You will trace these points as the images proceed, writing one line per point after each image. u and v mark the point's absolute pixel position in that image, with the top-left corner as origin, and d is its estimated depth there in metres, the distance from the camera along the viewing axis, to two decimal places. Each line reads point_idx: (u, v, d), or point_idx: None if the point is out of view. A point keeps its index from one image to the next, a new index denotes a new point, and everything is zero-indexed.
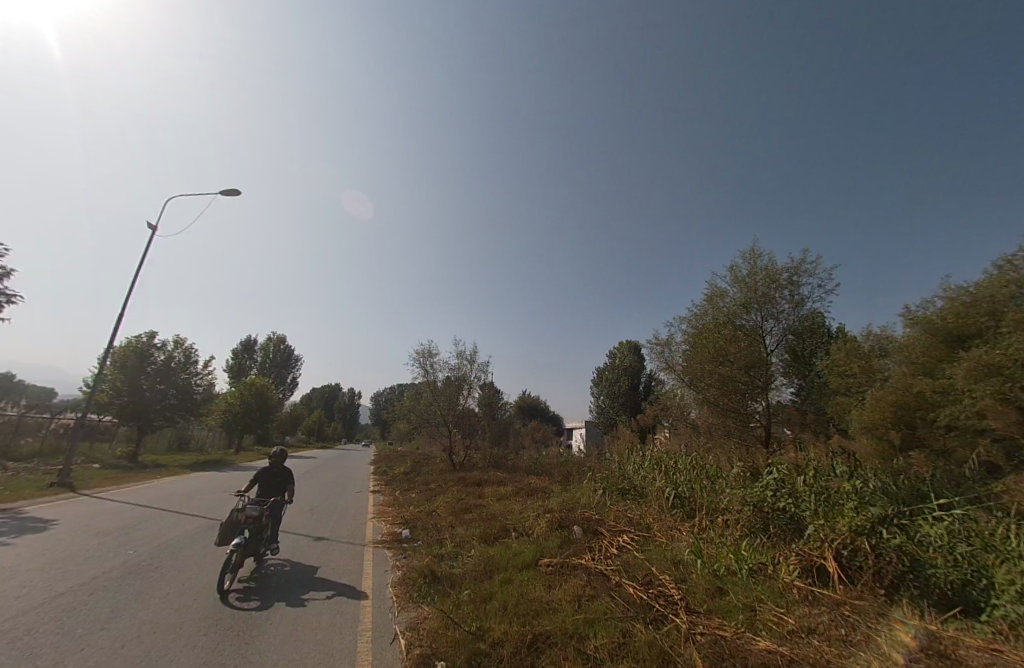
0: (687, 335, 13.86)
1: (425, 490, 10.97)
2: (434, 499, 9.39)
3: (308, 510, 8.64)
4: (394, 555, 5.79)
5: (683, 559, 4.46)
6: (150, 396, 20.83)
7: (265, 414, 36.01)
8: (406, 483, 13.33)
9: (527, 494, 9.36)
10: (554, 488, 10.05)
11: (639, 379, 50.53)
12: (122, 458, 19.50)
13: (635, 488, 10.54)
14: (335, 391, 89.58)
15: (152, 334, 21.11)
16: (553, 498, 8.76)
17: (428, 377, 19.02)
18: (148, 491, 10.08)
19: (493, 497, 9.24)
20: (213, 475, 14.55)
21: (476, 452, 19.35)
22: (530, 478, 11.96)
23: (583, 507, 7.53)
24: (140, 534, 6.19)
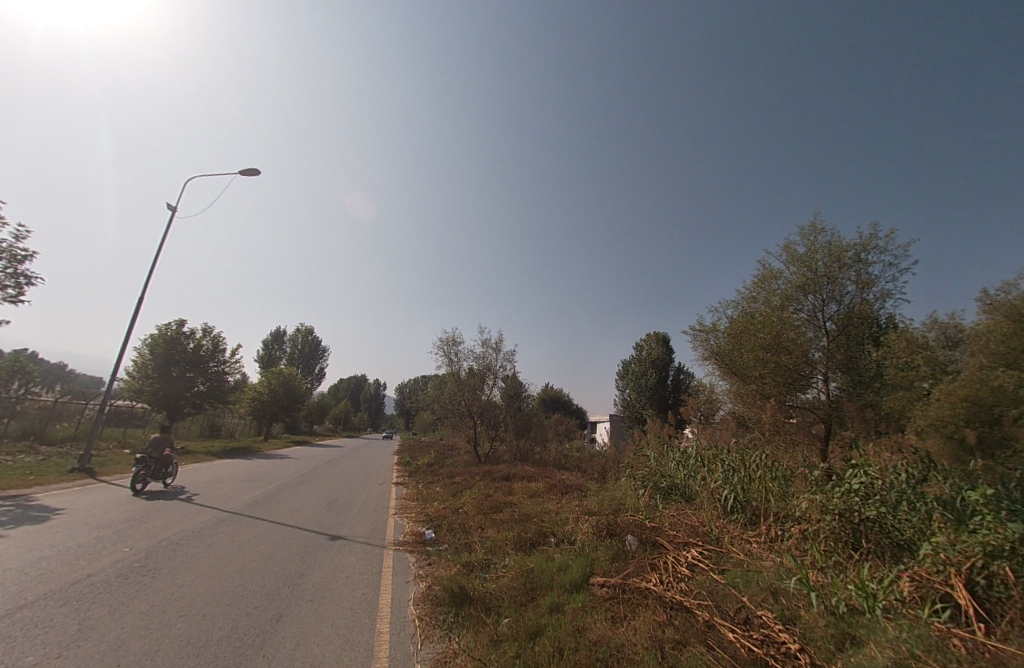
0: (734, 320, 12.62)
1: (450, 484, 10.28)
2: (460, 495, 8.66)
3: (326, 505, 8.06)
4: (417, 561, 5.05)
5: (782, 589, 3.49)
6: (179, 384, 21.08)
7: (293, 403, 36.53)
8: (429, 475, 12.74)
9: (560, 492, 8.48)
10: (590, 485, 9.17)
11: (668, 372, 48.73)
12: (153, 444, 19.80)
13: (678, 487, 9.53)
14: (360, 383, 90.97)
15: (180, 322, 21.34)
16: (588, 498, 7.87)
17: (452, 367, 18.37)
18: (168, 480, 9.80)
19: (523, 495, 8.41)
20: (238, 464, 14.39)
21: (501, 445, 18.61)
22: (561, 474, 11.08)
23: (628, 509, 6.63)
24: (145, 529, 5.70)
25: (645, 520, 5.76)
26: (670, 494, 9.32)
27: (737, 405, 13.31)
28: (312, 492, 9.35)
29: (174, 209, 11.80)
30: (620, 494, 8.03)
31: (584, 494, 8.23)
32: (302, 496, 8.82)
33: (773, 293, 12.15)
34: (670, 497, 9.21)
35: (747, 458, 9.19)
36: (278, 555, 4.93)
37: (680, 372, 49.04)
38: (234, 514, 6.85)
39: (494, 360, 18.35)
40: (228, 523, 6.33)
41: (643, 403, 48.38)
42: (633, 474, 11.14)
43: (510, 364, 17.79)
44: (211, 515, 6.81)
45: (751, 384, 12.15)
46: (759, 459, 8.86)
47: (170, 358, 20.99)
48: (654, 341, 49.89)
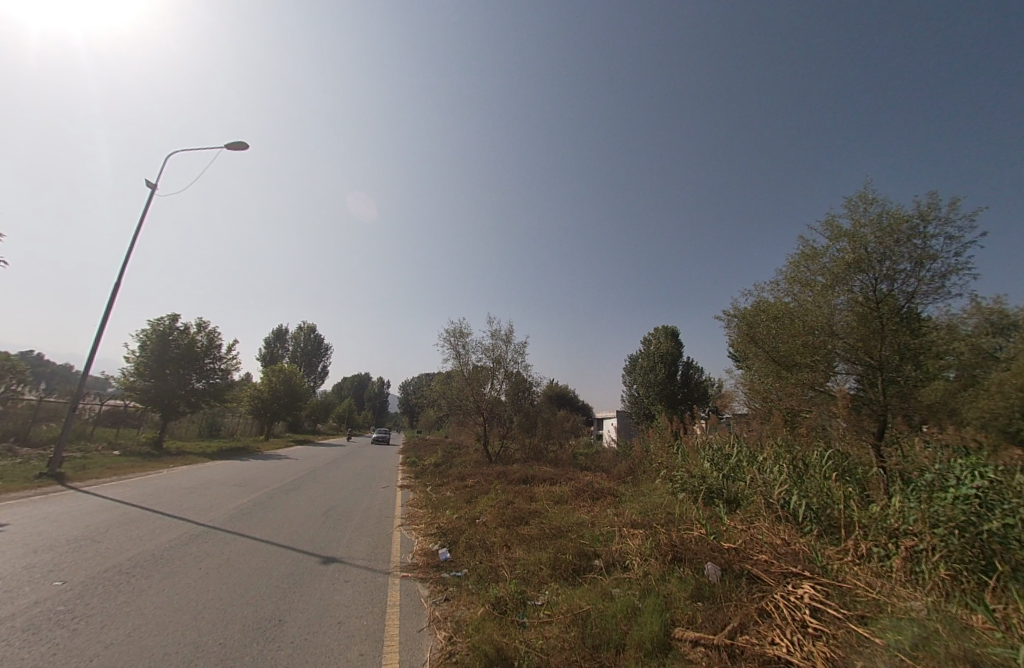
0: (771, 306, 11.54)
1: (462, 488, 9.20)
2: (474, 502, 7.56)
3: (322, 515, 6.99)
4: (432, 595, 3.96)
5: (981, 659, 2.34)
6: (172, 381, 20.06)
7: (294, 402, 35.57)
8: (437, 477, 11.64)
9: (590, 498, 7.36)
10: (621, 489, 8.04)
11: (677, 367, 47.48)
12: (146, 445, 18.86)
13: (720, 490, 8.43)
14: (364, 381, 90.24)
15: (174, 316, 20.37)
16: (625, 505, 6.74)
17: (459, 361, 17.24)
18: (146, 486, 8.76)
19: (548, 502, 7.29)
20: (230, 466, 13.31)
21: (512, 442, 17.52)
22: (585, 475, 9.95)
23: (681, 521, 5.51)
24: (94, 552, 4.61)
25: (714, 538, 4.62)
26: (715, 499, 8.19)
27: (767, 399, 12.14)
28: (310, 499, 8.32)
29: (153, 186, 10.68)
30: (663, 499, 6.96)
31: (619, 499, 7.15)
32: (296, 504, 7.76)
33: (816, 275, 11.03)
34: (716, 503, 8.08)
35: (805, 459, 8.04)
36: (251, 591, 3.81)
37: (689, 366, 47.72)
38: (211, 529, 5.76)
39: (504, 353, 17.17)
40: (200, 541, 5.23)
41: (652, 399, 47.15)
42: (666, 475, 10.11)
43: (522, 357, 16.60)
44: (184, 529, 5.74)
45: (787, 377, 11.05)
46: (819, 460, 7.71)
47: (163, 355, 19.98)
48: (662, 335, 48.50)
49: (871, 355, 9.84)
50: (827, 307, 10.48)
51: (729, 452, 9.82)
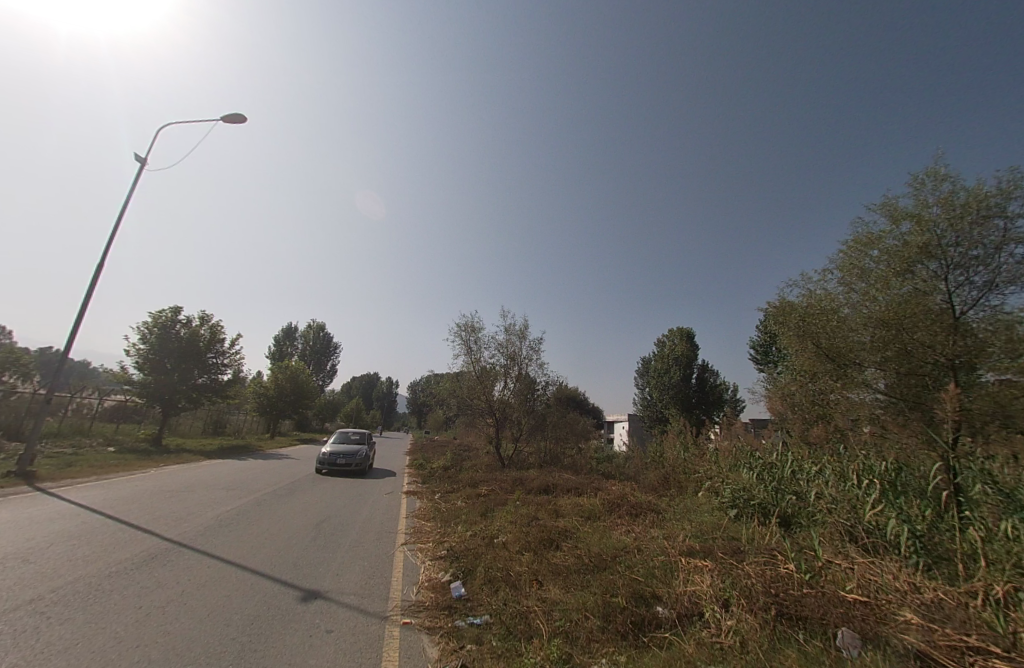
0: (816, 299, 10.45)
1: (475, 497, 8.13)
2: (490, 515, 6.48)
3: (313, 528, 6.01)
4: (442, 656, 2.89)
5: None
6: (172, 375, 19.31)
7: (301, 400, 34.85)
8: (447, 483, 10.57)
9: (627, 514, 6.25)
10: (661, 503, 6.88)
11: (693, 369, 45.83)
12: (144, 442, 18.17)
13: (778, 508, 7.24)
14: (372, 380, 89.76)
15: (176, 308, 19.65)
16: (672, 525, 5.65)
17: (471, 357, 16.19)
18: (123, 488, 7.85)
19: (578, 518, 6.18)
20: (224, 466, 12.37)
21: (526, 446, 16.41)
22: (613, 485, 8.81)
23: (757, 553, 4.34)
24: (16, 578, 3.63)
25: (820, 584, 3.45)
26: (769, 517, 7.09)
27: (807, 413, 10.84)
28: (304, 506, 7.41)
29: (142, 159, 9.80)
30: (718, 518, 5.87)
31: (663, 517, 6.06)
32: (286, 513, 6.83)
33: (874, 263, 9.77)
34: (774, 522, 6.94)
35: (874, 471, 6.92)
36: (194, 651, 2.78)
37: (704, 369, 46.10)
38: (176, 546, 4.79)
39: (519, 350, 16.02)
40: (156, 563, 4.26)
41: (666, 403, 45.59)
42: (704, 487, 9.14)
43: (538, 354, 15.42)
44: (143, 546, 4.75)
45: (827, 380, 9.99)
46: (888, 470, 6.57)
47: (163, 348, 19.24)
48: (677, 336, 46.92)
49: (899, 360, 8.65)
50: (878, 303, 9.29)
51: (778, 462, 8.63)
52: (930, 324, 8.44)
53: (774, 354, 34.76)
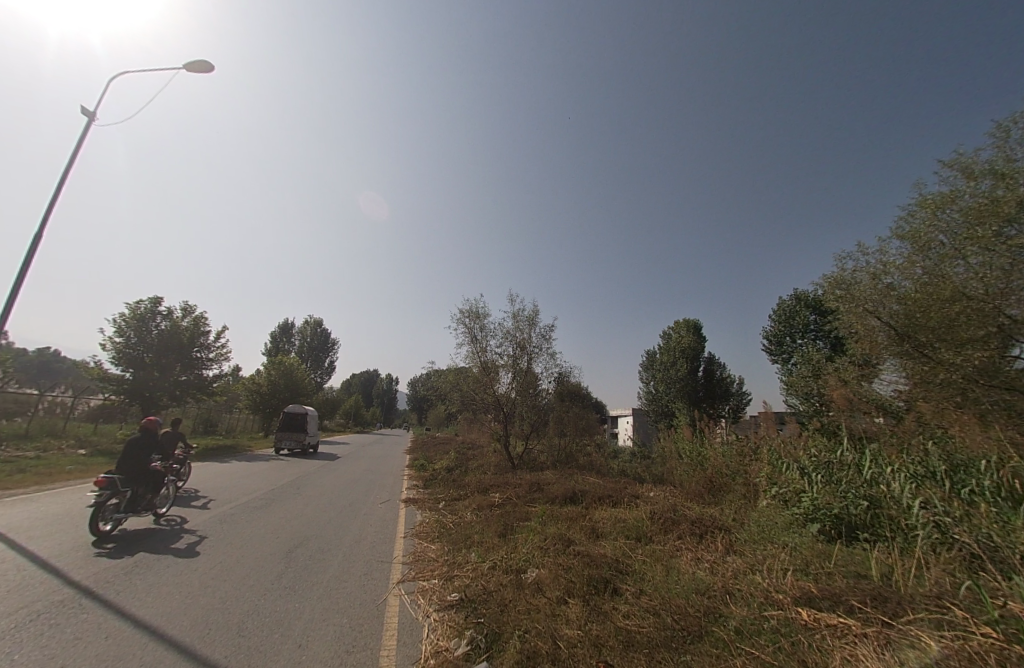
0: (858, 278, 9.61)
1: (488, 509, 6.73)
2: (512, 537, 5.05)
3: (281, 559, 4.59)
4: None
5: None
6: (152, 370, 17.88)
7: (295, 396, 33.43)
8: (452, 488, 9.19)
9: (691, 537, 4.83)
10: (722, 517, 5.50)
11: (701, 361, 44.40)
12: (122, 443, 16.78)
13: (859, 522, 5.71)
14: (372, 377, 88.50)
15: (156, 297, 18.19)
16: (758, 559, 4.23)
17: (476, 346, 14.75)
18: (58, 503, 6.44)
19: (625, 544, 4.74)
20: (201, 471, 10.96)
21: (536, 443, 15.06)
22: (651, 492, 7.40)
23: (919, 616, 2.94)
24: None
25: None
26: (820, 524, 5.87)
27: (840, 402, 9.25)
28: (276, 524, 6.01)
29: (88, 112, 8.30)
30: (794, 544, 4.57)
31: (734, 543, 4.68)
32: (251, 535, 5.43)
33: (943, 237, 8.34)
34: (836, 536, 5.67)
35: (971, 478, 5.58)
36: None
37: (712, 362, 44.75)
38: (77, 600, 3.37)
39: (528, 338, 14.52)
40: (28, 632, 2.85)
41: (673, 396, 44.18)
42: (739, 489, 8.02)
43: (550, 343, 13.93)
44: (28, 599, 3.35)
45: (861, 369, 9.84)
46: (989, 479, 5.21)
47: (142, 342, 17.81)
48: (684, 327, 45.43)
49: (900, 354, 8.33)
50: (902, 285, 8.71)
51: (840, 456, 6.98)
52: (946, 320, 7.52)
53: (787, 344, 33.45)
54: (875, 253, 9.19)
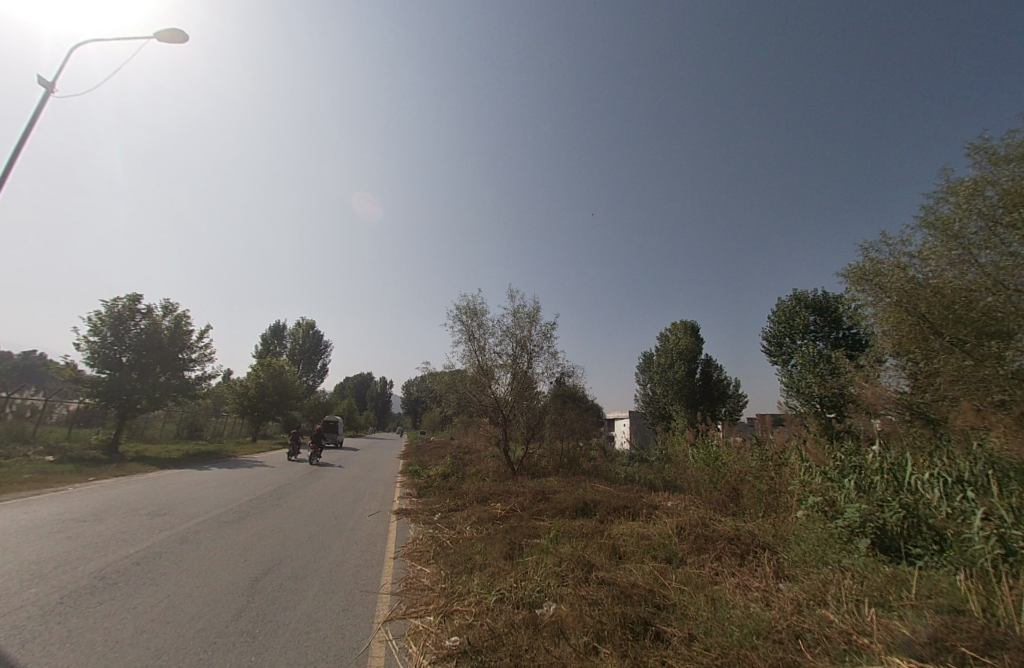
0: (882, 271, 9.12)
1: (490, 523, 5.97)
2: (521, 560, 4.29)
3: (244, 591, 3.81)
4: None
5: None
6: (129, 372, 16.90)
7: (285, 400, 32.41)
8: (449, 497, 8.41)
9: (732, 560, 4.13)
10: (760, 532, 4.81)
11: (698, 363, 43.91)
12: (96, 450, 15.78)
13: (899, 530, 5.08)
14: (365, 380, 87.28)
15: (135, 295, 17.25)
16: (820, 589, 3.53)
17: (472, 345, 14.00)
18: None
19: (656, 571, 4.01)
20: (174, 479, 10.08)
21: (537, 447, 14.28)
22: (670, 502, 6.68)
23: None
24: None
25: None
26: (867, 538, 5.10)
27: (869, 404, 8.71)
28: (244, 543, 5.22)
29: (45, 82, 7.51)
30: (856, 570, 3.88)
31: (785, 567, 3.96)
32: (212, 559, 4.63)
33: (972, 227, 7.85)
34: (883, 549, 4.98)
35: None
36: None
37: (708, 363, 44.32)
38: None
39: (528, 336, 13.79)
40: None
41: (671, 398, 43.61)
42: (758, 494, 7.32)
43: (550, 342, 13.21)
44: None
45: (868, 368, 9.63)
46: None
47: (120, 343, 16.81)
48: (680, 329, 45.05)
49: (920, 349, 7.94)
50: (927, 279, 8.27)
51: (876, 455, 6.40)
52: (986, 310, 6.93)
53: (786, 345, 33.00)
54: (905, 243, 8.65)
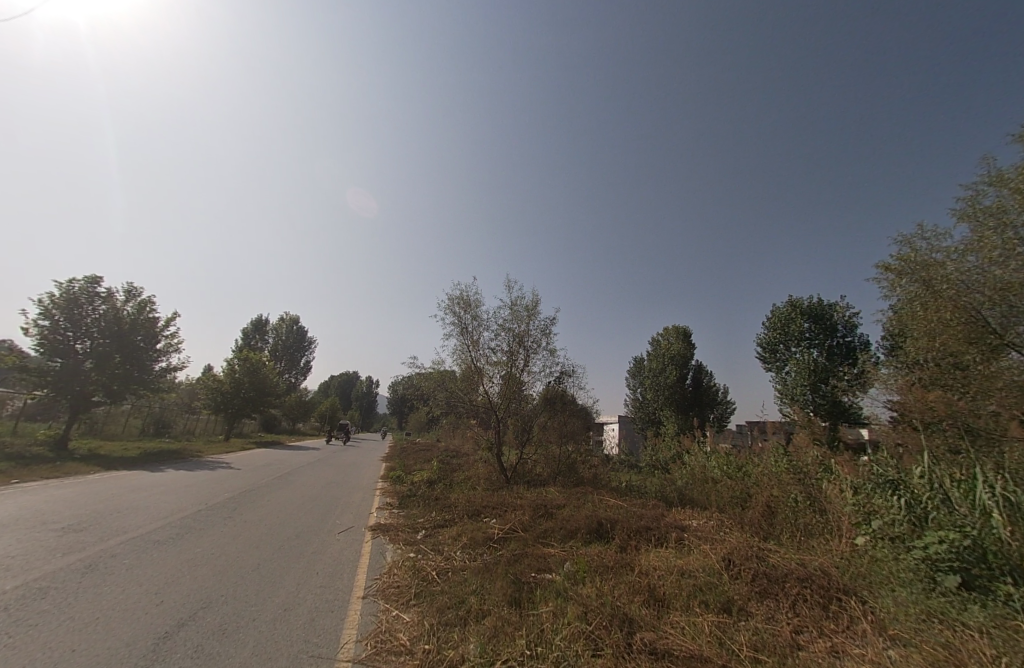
0: (920, 268, 8.34)
1: (487, 548, 4.87)
2: (533, 611, 3.19)
3: (141, 660, 2.66)
4: None
5: None
6: (83, 360, 15.32)
7: (262, 396, 30.71)
8: (435, 510, 7.28)
9: (814, 614, 3.11)
10: (831, 570, 3.81)
11: (689, 368, 43.35)
12: (42, 447, 14.17)
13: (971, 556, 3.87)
14: (350, 378, 85.01)
15: (93, 276, 15.71)
16: (956, 663, 2.54)
17: (464, 339, 12.87)
18: None
19: (716, 631, 2.98)
20: (120, 483, 8.78)
21: (532, 453, 13.17)
22: (698, 524, 5.67)
23: None
24: None
25: None
26: (957, 575, 3.81)
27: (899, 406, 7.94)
28: (168, 577, 4.03)
29: None
30: (986, 634, 2.89)
31: (887, 627, 2.96)
32: (116, 603, 3.45)
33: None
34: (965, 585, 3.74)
35: None
36: None
37: (700, 369, 43.76)
38: None
39: (525, 332, 12.70)
40: None
41: (662, 403, 42.93)
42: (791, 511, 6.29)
43: (550, 338, 12.13)
44: None
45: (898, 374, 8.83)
46: None
47: (75, 328, 15.23)
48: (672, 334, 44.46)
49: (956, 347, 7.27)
50: (973, 274, 7.47)
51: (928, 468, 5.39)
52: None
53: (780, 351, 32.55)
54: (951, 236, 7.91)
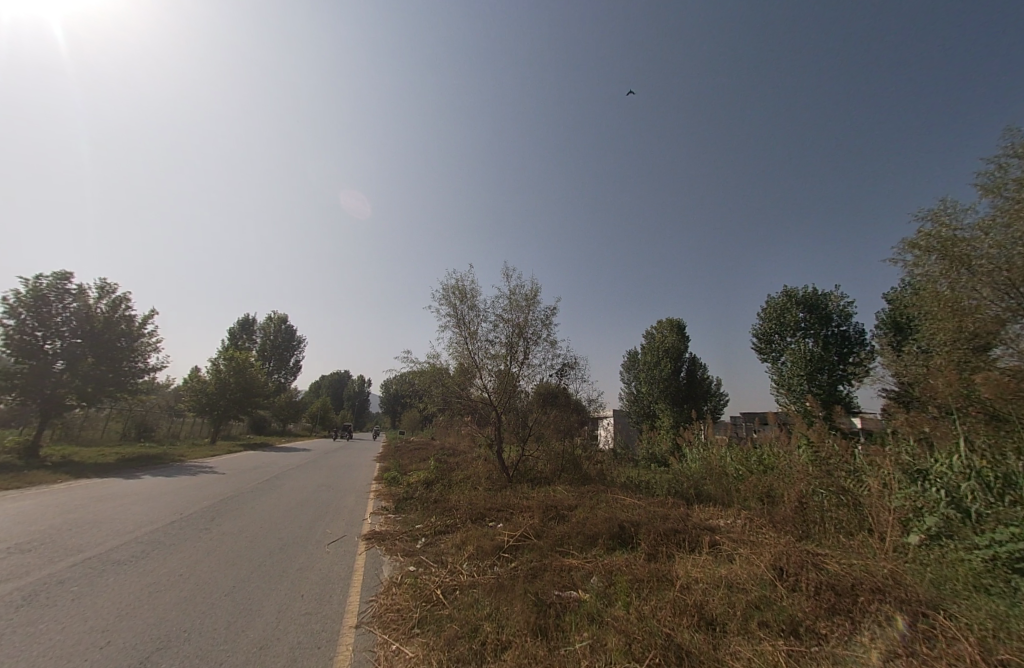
0: (943, 247, 7.91)
1: (498, 559, 4.30)
2: (564, 644, 2.62)
3: None
4: None
5: None
6: (52, 361, 14.38)
7: (249, 397, 29.72)
8: (435, 514, 6.69)
9: (902, 636, 2.60)
10: (902, 580, 3.30)
11: (684, 361, 43.11)
12: (9, 454, 13.24)
13: None
14: (341, 378, 83.67)
15: (63, 272, 14.77)
16: None
17: (462, 331, 12.25)
18: None
19: (792, 663, 2.44)
20: (87, 492, 8.03)
21: (533, 450, 12.61)
22: (727, 524, 5.16)
23: None
24: None
25: None
26: None
27: (928, 390, 7.51)
28: (121, 609, 3.38)
29: None
30: None
31: (994, 649, 2.46)
32: (51, 647, 2.81)
33: None
34: None
35: None
36: None
37: (694, 362, 43.57)
38: None
39: (525, 323, 12.10)
40: None
41: (657, 397, 42.63)
42: (820, 504, 5.83)
43: (551, 328, 11.55)
44: None
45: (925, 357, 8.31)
46: None
47: (43, 327, 14.26)
48: (667, 327, 44.15)
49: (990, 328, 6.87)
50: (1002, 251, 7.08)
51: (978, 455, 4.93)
52: None
53: (776, 342, 32.40)
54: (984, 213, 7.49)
